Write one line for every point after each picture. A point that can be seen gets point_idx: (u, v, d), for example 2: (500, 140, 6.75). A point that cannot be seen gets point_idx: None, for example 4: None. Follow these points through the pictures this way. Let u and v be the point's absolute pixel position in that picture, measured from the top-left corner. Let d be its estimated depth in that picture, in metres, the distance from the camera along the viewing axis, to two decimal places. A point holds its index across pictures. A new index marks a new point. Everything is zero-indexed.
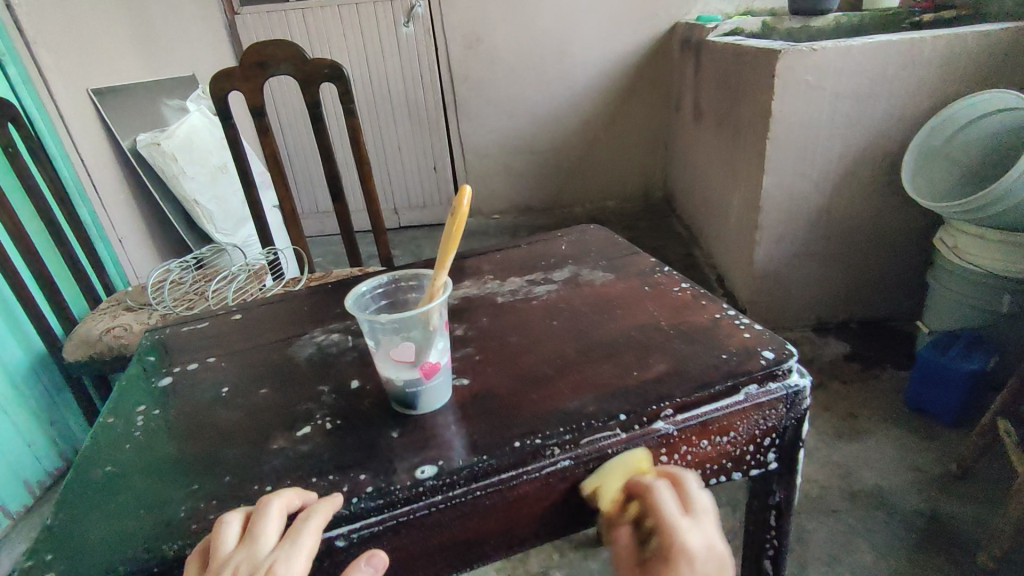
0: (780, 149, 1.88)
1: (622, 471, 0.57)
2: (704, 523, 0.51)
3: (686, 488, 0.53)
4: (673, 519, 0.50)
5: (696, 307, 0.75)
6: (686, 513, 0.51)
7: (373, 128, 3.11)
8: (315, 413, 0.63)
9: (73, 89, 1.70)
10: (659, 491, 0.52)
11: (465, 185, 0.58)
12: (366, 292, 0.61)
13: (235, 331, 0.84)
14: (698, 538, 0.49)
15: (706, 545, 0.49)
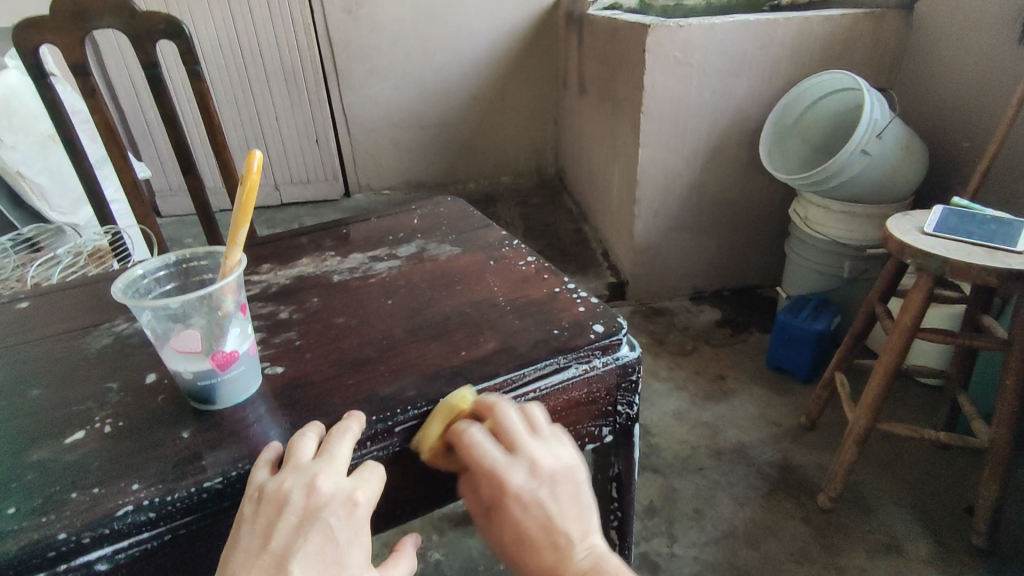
0: (654, 124, 1.93)
1: (439, 416, 0.53)
2: (528, 450, 0.51)
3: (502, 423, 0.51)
4: (500, 460, 0.50)
5: (535, 280, 0.73)
6: (515, 446, 0.51)
7: (244, 95, 2.85)
8: (95, 414, 0.55)
9: None
10: (484, 436, 0.51)
11: (254, 150, 0.51)
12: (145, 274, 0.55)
13: (16, 322, 0.71)
14: (523, 473, 0.50)
15: (530, 472, 0.50)
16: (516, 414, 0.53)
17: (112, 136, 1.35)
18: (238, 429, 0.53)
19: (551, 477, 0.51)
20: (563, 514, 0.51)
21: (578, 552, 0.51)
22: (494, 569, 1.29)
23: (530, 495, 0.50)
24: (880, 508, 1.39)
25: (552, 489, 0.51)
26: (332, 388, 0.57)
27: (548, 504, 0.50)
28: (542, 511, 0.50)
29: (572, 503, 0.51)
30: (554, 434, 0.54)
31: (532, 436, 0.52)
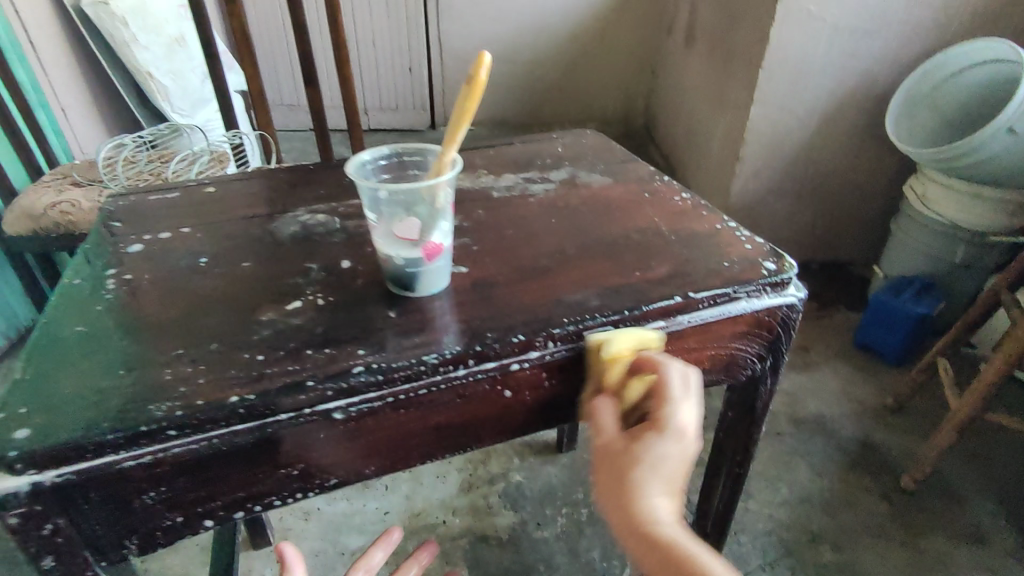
0: (772, 80, 1.77)
1: (634, 336, 0.56)
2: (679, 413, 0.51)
3: (669, 368, 0.53)
4: (679, 395, 0.51)
5: (695, 216, 0.74)
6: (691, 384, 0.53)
7: (320, 26, 2.32)
8: (305, 288, 0.60)
9: None
10: (669, 365, 0.53)
11: (484, 54, 0.52)
12: (369, 162, 0.58)
13: (208, 205, 0.77)
14: (688, 416, 0.51)
15: (689, 419, 0.51)
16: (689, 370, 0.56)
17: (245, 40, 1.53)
18: (431, 317, 0.56)
19: (689, 444, 0.51)
20: (680, 482, 0.51)
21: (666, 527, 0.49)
22: (572, 497, 1.36)
23: (683, 439, 0.51)
24: (963, 496, 1.37)
25: (692, 443, 0.51)
26: (515, 291, 0.60)
27: (687, 459, 0.51)
28: (679, 465, 0.51)
29: (680, 470, 0.51)
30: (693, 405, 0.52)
31: (690, 394, 0.52)
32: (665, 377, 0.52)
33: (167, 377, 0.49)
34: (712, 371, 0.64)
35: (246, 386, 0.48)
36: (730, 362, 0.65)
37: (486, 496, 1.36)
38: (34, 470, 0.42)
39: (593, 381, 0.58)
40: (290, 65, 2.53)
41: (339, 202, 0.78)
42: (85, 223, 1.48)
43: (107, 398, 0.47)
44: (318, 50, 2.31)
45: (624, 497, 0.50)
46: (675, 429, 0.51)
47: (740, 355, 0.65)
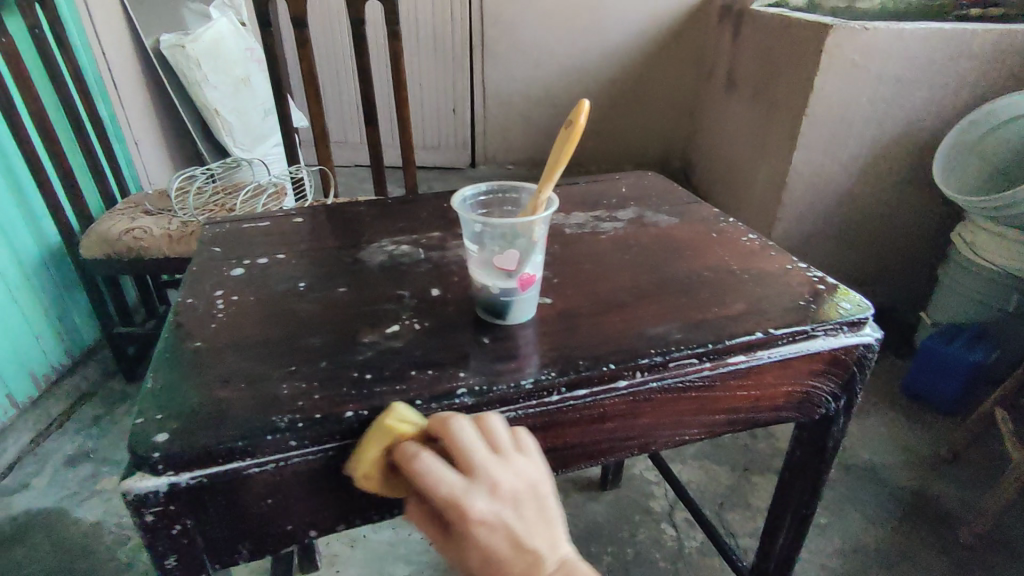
0: (816, 127, 1.80)
1: (378, 435, 0.47)
2: (489, 471, 0.44)
3: (423, 465, 0.44)
4: (455, 487, 0.43)
5: (764, 256, 0.77)
6: (470, 459, 0.44)
7: (381, 73, 2.44)
8: (400, 314, 0.64)
9: (110, 18, 1.85)
10: (457, 426, 0.46)
11: (584, 101, 0.56)
12: (469, 198, 0.62)
13: (298, 234, 0.83)
14: (485, 500, 0.43)
15: (489, 498, 0.43)
16: (484, 422, 0.47)
17: (312, 82, 1.63)
18: (522, 344, 0.59)
19: (518, 493, 0.44)
20: (545, 527, 0.44)
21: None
22: (618, 535, 1.35)
23: (494, 522, 0.42)
24: None
25: (516, 509, 0.43)
26: (599, 323, 0.63)
27: (517, 528, 0.43)
28: (511, 538, 0.43)
29: (540, 521, 0.44)
30: (502, 453, 0.45)
31: (499, 449, 0.45)
32: (454, 442, 0.45)
33: (283, 391, 0.52)
34: (788, 407, 0.66)
35: (358, 403, 0.51)
36: (805, 399, 0.66)
37: None
38: (171, 472, 0.46)
39: (675, 412, 0.60)
40: (345, 105, 2.65)
41: (420, 234, 0.82)
42: (154, 249, 1.56)
43: (232, 407, 0.50)
44: (379, 92, 2.42)
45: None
46: (473, 525, 0.42)
47: (816, 393, 0.66)
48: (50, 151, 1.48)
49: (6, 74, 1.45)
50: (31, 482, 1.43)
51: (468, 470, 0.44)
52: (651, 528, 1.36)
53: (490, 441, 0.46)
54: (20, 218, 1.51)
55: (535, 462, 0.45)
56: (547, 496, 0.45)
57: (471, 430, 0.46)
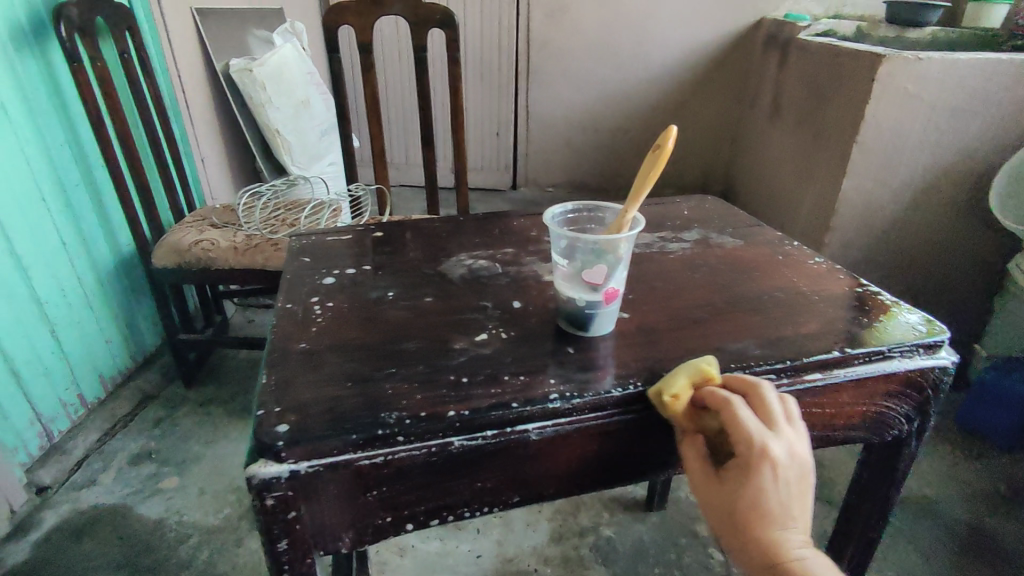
0: (866, 154, 1.80)
1: (685, 373, 0.55)
2: (785, 431, 0.51)
3: (737, 408, 0.51)
4: (765, 435, 0.49)
5: (833, 278, 0.79)
6: (773, 421, 0.51)
7: (438, 99, 2.53)
8: (486, 323, 0.67)
9: (187, 42, 1.98)
10: (767, 390, 0.53)
11: (671, 127, 0.61)
12: (556, 215, 0.66)
13: (378, 247, 0.88)
14: (784, 451, 0.49)
15: (789, 452, 0.49)
16: (783, 400, 0.54)
17: (374, 105, 1.71)
18: (606, 355, 0.62)
19: (802, 461, 0.50)
20: (801, 501, 0.50)
21: (793, 549, 0.49)
22: (666, 557, 1.34)
23: (782, 473, 0.49)
24: None
25: (799, 474, 0.50)
26: (677, 337, 0.65)
27: (790, 490, 0.49)
28: (786, 495, 0.49)
29: (800, 492, 0.50)
30: (803, 426, 0.52)
31: (793, 421, 0.52)
32: (766, 399, 0.52)
33: (389, 390, 0.56)
34: (861, 427, 0.67)
35: (459, 404, 0.54)
36: (879, 419, 0.67)
37: (577, 547, 1.36)
38: (292, 460, 0.50)
39: None
40: (396, 127, 2.75)
41: (494, 250, 0.87)
42: (220, 259, 1.63)
43: (342, 403, 0.54)
44: (435, 115, 2.51)
45: (739, 529, 0.50)
46: (769, 467, 0.48)
47: (889, 414, 0.67)
48: (131, 165, 1.58)
49: (97, 94, 1.56)
50: (98, 478, 1.49)
51: (770, 427, 0.51)
52: (699, 552, 1.35)
53: (785, 413, 0.53)
54: (99, 227, 1.60)
55: (805, 438, 0.51)
56: (815, 481, 0.51)
57: (776, 402, 0.53)
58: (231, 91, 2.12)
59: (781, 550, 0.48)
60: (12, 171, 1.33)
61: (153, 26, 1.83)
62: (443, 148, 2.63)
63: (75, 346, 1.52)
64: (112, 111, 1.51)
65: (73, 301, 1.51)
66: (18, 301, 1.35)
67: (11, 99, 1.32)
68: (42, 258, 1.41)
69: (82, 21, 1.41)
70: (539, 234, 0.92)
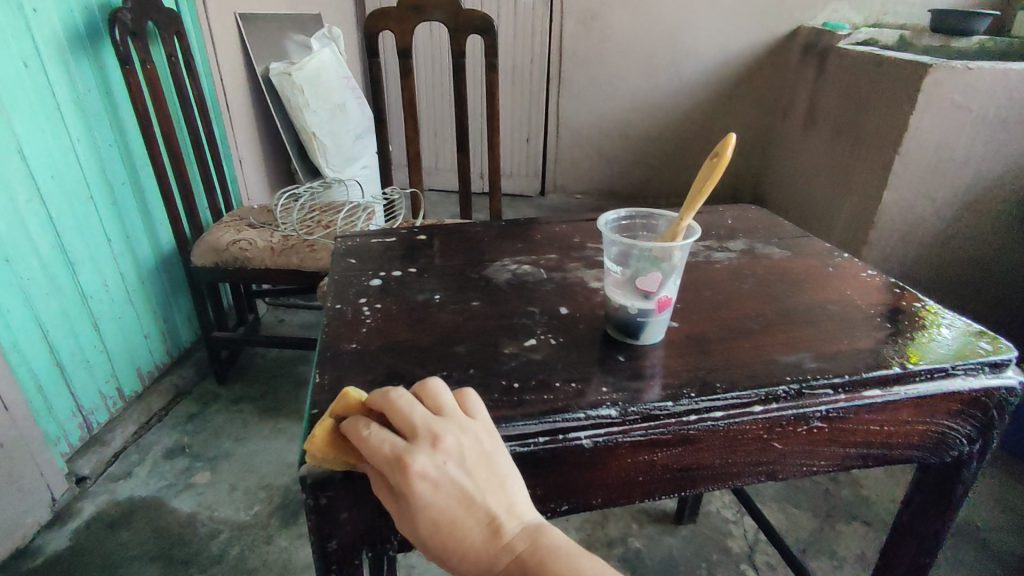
0: (909, 166, 1.75)
1: (329, 415, 0.49)
2: (429, 428, 0.44)
3: (372, 431, 0.44)
4: (401, 448, 0.43)
5: (888, 292, 0.77)
6: (412, 423, 0.44)
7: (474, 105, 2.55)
8: (534, 328, 0.67)
9: (230, 46, 2.02)
10: (393, 395, 0.46)
11: (730, 136, 0.60)
12: (609, 222, 0.66)
13: (423, 250, 0.88)
14: (428, 458, 0.42)
15: (436, 451, 0.42)
16: (426, 388, 0.47)
17: (412, 110, 1.72)
18: (658, 364, 0.62)
19: (461, 448, 0.43)
20: (486, 489, 0.42)
21: (508, 529, 0.42)
22: (697, 571, 1.32)
23: (434, 478, 0.42)
24: None
25: (461, 464, 0.43)
26: (730, 348, 0.64)
27: (459, 485, 0.42)
28: (456, 494, 0.42)
29: (486, 477, 0.43)
30: (463, 413, 0.46)
31: (448, 414, 0.45)
32: (393, 405, 0.45)
33: None
34: (919, 446, 0.65)
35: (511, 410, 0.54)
36: (939, 439, 0.65)
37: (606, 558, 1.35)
38: (346, 460, 0.50)
39: (808, 441, 0.60)
40: (428, 132, 2.77)
41: (538, 255, 0.86)
42: (257, 259, 1.66)
43: None
44: (469, 121, 2.53)
45: (439, 554, 0.42)
46: (416, 481, 0.41)
47: (950, 434, 0.65)
48: (175, 164, 1.61)
49: (145, 96, 1.60)
50: (133, 471, 1.51)
51: (411, 433, 0.44)
52: (731, 568, 1.33)
53: (433, 405, 0.46)
54: (142, 225, 1.64)
55: (472, 425, 0.45)
56: (501, 453, 0.44)
57: (418, 397, 0.46)
58: (271, 94, 2.16)
59: (490, 539, 0.41)
60: (63, 169, 1.37)
61: (199, 30, 1.88)
62: (475, 153, 2.65)
63: (115, 341, 1.55)
64: (159, 112, 1.54)
65: (115, 297, 1.54)
66: (65, 295, 1.39)
67: (65, 100, 1.36)
68: (87, 254, 1.45)
69: (134, 24, 1.45)
70: (583, 241, 0.92)
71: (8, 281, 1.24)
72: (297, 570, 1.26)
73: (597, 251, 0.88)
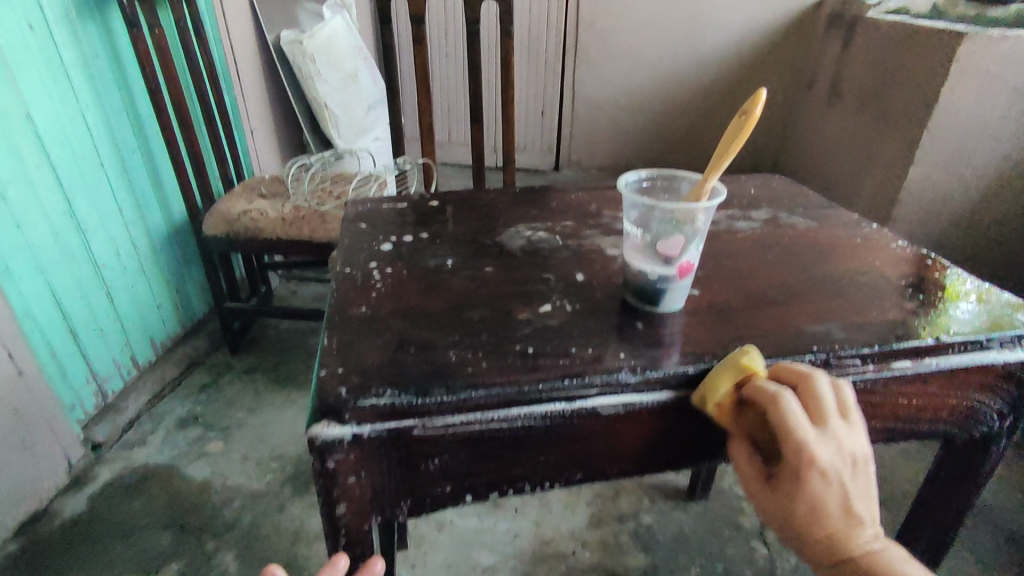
0: (937, 141, 1.69)
1: (729, 372, 0.51)
2: (836, 428, 0.48)
3: (790, 406, 0.47)
4: (815, 441, 0.46)
5: (919, 264, 0.73)
6: (826, 418, 0.48)
7: (489, 77, 2.51)
8: (549, 295, 0.65)
9: (240, 13, 1.98)
10: (815, 385, 0.49)
11: (760, 94, 0.57)
12: (629, 184, 0.64)
13: (435, 217, 0.86)
14: (835, 457, 0.47)
15: (837, 452, 0.47)
16: (839, 389, 0.50)
17: (424, 78, 1.68)
18: (677, 332, 0.59)
19: (857, 453, 0.48)
20: (860, 494, 0.49)
21: (857, 531, 0.49)
22: (707, 548, 1.31)
23: (832, 475, 0.47)
24: None
25: (851, 470, 0.48)
26: (752, 317, 0.62)
27: (845, 486, 0.48)
28: (842, 494, 0.48)
29: (864, 484, 0.49)
30: (858, 414, 0.50)
31: (847, 415, 0.49)
32: (817, 397, 0.48)
33: (453, 358, 0.54)
34: (947, 422, 0.62)
35: (525, 375, 0.52)
36: (967, 415, 0.62)
37: (617, 533, 1.34)
38: (355, 423, 0.49)
39: None
40: (441, 104, 2.72)
41: (554, 223, 0.84)
42: (268, 229, 1.64)
43: (405, 368, 0.53)
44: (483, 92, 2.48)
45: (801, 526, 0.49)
46: (818, 475, 0.46)
47: (980, 410, 0.62)
48: (185, 132, 1.59)
49: (154, 62, 1.58)
50: (147, 439, 1.53)
51: (820, 425, 0.48)
52: (742, 545, 1.32)
53: (839, 404, 0.49)
54: (153, 194, 1.63)
55: (861, 430, 0.49)
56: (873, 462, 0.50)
57: (832, 393, 0.49)
58: (281, 64, 2.12)
59: (841, 535, 0.49)
60: (72, 135, 1.35)
61: None
62: (489, 126, 2.60)
63: (128, 310, 1.55)
64: (169, 79, 1.52)
65: (127, 266, 1.54)
66: (77, 263, 1.39)
67: (72, 64, 1.34)
68: (99, 222, 1.44)
69: None
70: (600, 209, 0.89)
71: (20, 248, 1.24)
72: (309, 538, 1.27)
73: (614, 220, 0.85)
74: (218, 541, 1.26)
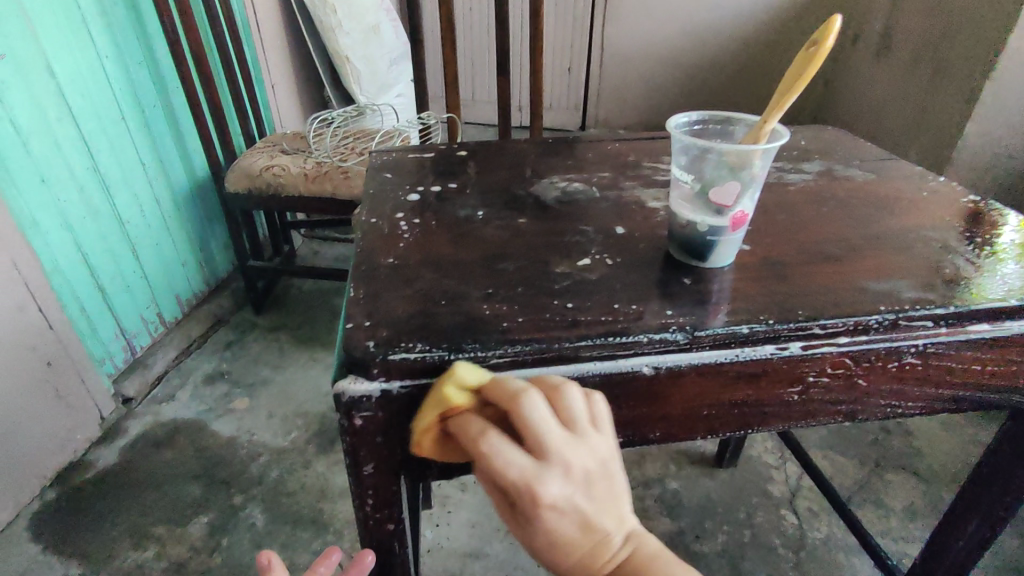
0: (1000, 95, 1.57)
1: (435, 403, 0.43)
2: (547, 443, 0.38)
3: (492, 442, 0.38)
4: (527, 469, 0.37)
5: (994, 219, 0.67)
6: (544, 440, 0.38)
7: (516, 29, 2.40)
8: (588, 247, 0.60)
9: None
10: (517, 399, 0.40)
11: (833, 22, 0.51)
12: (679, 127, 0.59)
13: (464, 167, 0.81)
14: (559, 483, 0.37)
15: (559, 476, 0.37)
16: (561, 398, 0.41)
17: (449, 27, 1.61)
18: (730, 289, 0.54)
19: (587, 472, 0.38)
20: (608, 515, 0.39)
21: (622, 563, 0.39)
22: (735, 515, 1.28)
23: (566, 505, 0.38)
24: None
25: (592, 495, 0.38)
26: (811, 274, 0.57)
27: (587, 512, 0.38)
28: (584, 524, 0.38)
29: (610, 502, 0.39)
30: (586, 424, 0.40)
31: (563, 426, 0.39)
32: (520, 412, 0.39)
33: (487, 311, 0.50)
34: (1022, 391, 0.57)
35: (566, 331, 0.48)
36: None
37: (642, 498, 1.32)
38: (384, 378, 0.46)
39: (897, 380, 0.53)
40: (465, 58, 2.63)
41: (590, 174, 0.79)
42: (291, 185, 1.61)
43: (437, 321, 0.49)
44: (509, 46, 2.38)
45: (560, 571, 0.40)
46: (538, 509, 0.37)
47: None
48: (205, 85, 1.55)
49: (173, 11, 1.53)
50: (175, 394, 1.54)
51: (527, 447, 0.38)
52: (771, 513, 1.29)
53: (553, 414, 0.40)
54: (175, 149, 1.60)
55: (594, 442, 0.39)
56: (614, 471, 0.40)
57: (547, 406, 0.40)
58: (302, 15, 2.05)
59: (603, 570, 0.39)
60: (92, 86, 1.32)
61: None
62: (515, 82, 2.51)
63: (153, 266, 1.55)
64: (188, 28, 1.47)
65: (151, 221, 1.53)
66: (102, 217, 1.38)
67: (90, 11, 1.30)
68: (122, 176, 1.42)
69: None
70: (638, 160, 0.83)
71: (45, 201, 1.23)
72: (333, 494, 1.28)
73: (655, 172, 0.79)
74: (245, 495, 1.27)
